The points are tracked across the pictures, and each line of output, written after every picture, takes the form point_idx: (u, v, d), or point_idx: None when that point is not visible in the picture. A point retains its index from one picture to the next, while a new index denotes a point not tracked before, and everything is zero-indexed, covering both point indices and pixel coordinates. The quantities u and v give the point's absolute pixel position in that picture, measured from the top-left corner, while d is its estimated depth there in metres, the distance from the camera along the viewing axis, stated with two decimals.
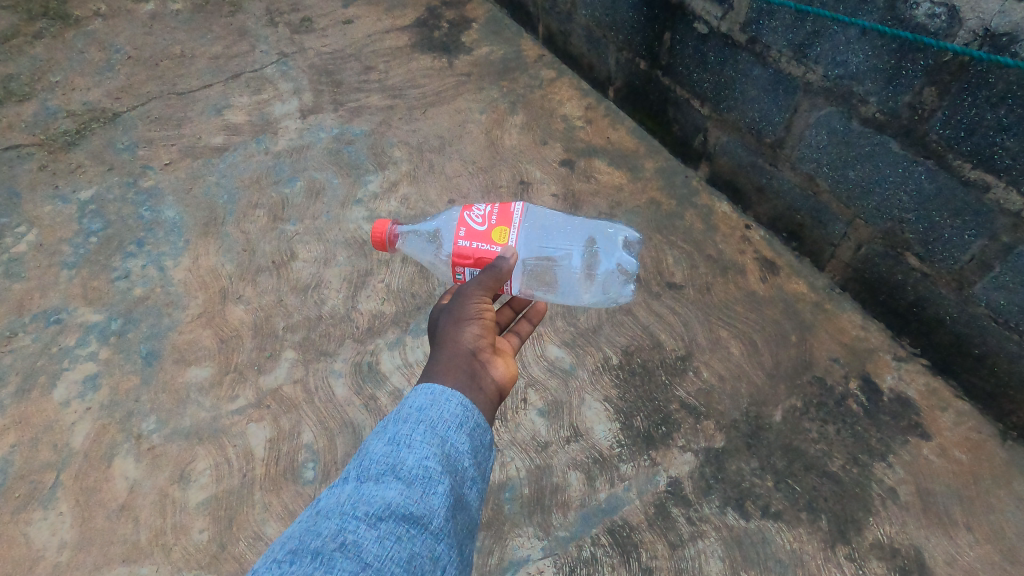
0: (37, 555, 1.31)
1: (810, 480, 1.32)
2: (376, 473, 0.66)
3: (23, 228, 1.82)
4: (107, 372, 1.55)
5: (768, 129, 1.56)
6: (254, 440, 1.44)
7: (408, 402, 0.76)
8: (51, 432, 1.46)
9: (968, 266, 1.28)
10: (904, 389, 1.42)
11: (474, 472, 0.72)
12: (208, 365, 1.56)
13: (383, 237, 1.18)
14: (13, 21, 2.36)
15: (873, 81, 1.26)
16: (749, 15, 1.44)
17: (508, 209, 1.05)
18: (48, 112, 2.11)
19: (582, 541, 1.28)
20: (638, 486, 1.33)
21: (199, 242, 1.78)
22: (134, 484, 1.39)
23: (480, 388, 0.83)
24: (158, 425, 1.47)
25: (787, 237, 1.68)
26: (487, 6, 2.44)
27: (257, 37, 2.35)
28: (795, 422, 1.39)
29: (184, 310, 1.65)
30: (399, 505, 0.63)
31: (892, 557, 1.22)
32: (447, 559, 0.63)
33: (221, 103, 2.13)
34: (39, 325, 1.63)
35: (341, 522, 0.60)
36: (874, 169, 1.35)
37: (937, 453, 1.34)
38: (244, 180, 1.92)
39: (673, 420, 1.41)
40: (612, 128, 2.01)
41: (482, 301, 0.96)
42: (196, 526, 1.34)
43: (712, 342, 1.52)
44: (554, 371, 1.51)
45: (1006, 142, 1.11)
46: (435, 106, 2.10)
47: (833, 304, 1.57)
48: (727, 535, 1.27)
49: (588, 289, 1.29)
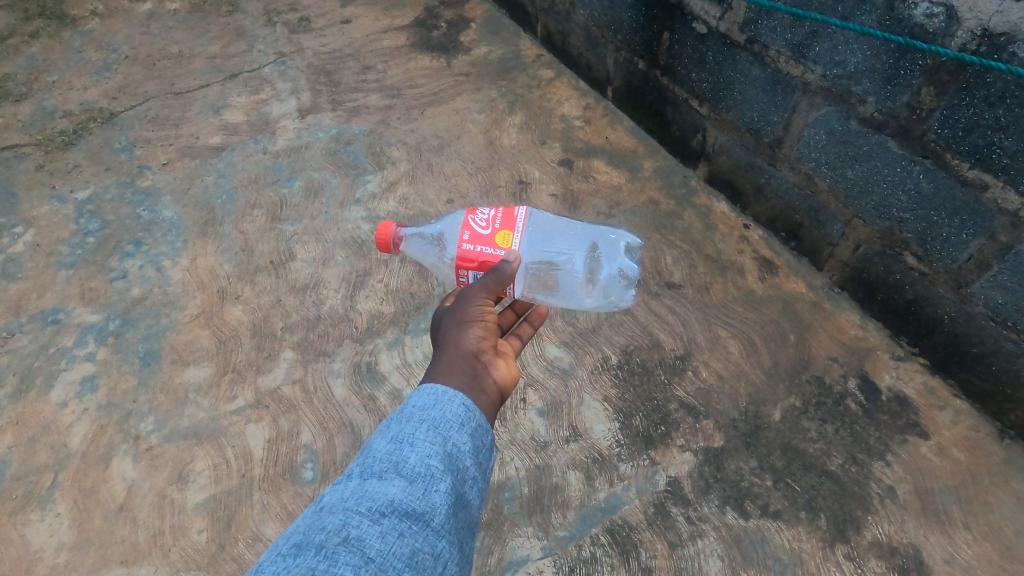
0: (34, 556, 1.31)
1: (809, 480, 1.32)
2: (379, 470, 0.66)
3: (20, 228, 1.81)
4: (105, 373, 1.55)
5: (766, 129, 1.56)
6: (253, 440, 1.44)
7: (411, 401, 0.76)
8: (49, 433, 1.46)
9: (965, 265, 1.28)
10: (902, 388, 1.43)
11: (475, 471, 0.72)
12: (206, 365, 1.55)
13: (386, 239, 1.18)
14: (9, 21, 2.36)
15: (871, 81, 1.26)
16: (748, 15, 1.44)
17: (511, 213, 1.05)
18: (45, 112, 2.10)
19: (581, 540, 1.28)
20: (638, 486, 1.34)
21: (198, 242, 1.78)
22: (132, 484, 1.39)
23: (482, 389, 0.82)
24: (156, 425, 1.47)
25: (785, 237, 1.68)
26: (485, 6, 2.44)
27: (255, 37, 2.34)
28: (794, 421, 1.39)
29: (182, 310, 1.65)
30: (402, 501, 0.63)
31: (891, 556, 1.23)
32: (448, 557, 0.63)
33: (219, 102, 2.13)
34: (37, 326, 1.62)
35: (345, 517, 0.60)
36: (873, 169, 1.36)
37: (935, 453, 1.34)
38: (242, 180, 1.91)
39: (672, 419, 1.41)
40: (611, 128, 2.01)
41: (484, 303, 0.96)
42: (195, 527, 1.33)
43: (711, 342, 1.52)
44: (553, 371, 1.51)
45: (1004, 142, 1.11)
46: (434, 106, 2.10)
47: (832, 303, 1.57)
48: (726, 534, 1.27)
49: (589, 293, 1.30)
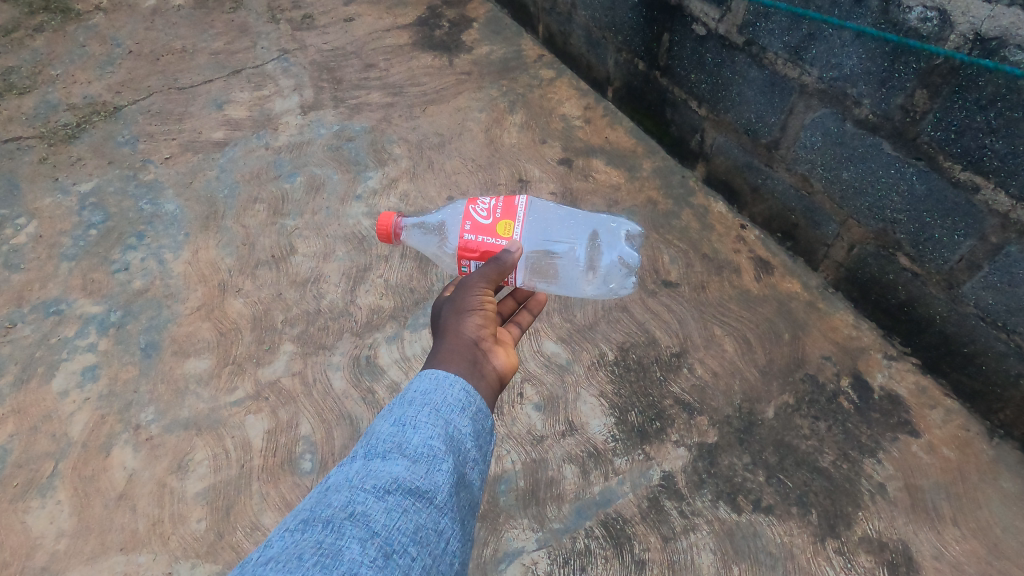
0: (35, 542, 1.32)
1: (801, 475, 1.34)
2: (382, 450, 0.68)
3: (23, 219, 1.82)
4: (107, 363, 1.56)
5: (764, 130, 1.58)
6: (253, 431, 1.46)
7: (413, 386, 0.77)
8: (50, 422, 1.47)
9: (957, 266, 1.30)
10: (894, 387, 1.45)
11: (476, 453, 0.74)
12: (207, 357, 1.57)
13: (388, 229, 1.19)
14: (13, 15, 2.38)
15: (866, 84, 1.28)
16: (746, 18, 1.46)
17: (512, 203, 1.07)
18: (48, 105, 2.11)
19: (576, 532, 1.30)
20: (632, 480, 1.35)
21: (199, 235, 1.79)
22: (133, 473, 1.40)
23: (482, 374, 0.84)
24: (157, 415, 1.48)
25: (781, 237, 1.70)
26: (487, 6, 2.46)
27: (258, 34, 2.36)
28: (787, 417, 1.41)
29: (183, 303, 1.66)
30: (406, 479, 0.65)
31: (881, 551, 1.24)
32: (450, 533, 0.65)
33: (222, 98, 2.15)
34: (39, 316, 1.64)
35: (350, 494, 0.62)
36: (868, 171, 1.38)
37: (926, 451, 1.36)
38: (244, 175, 1.93)
39: (667, 416, 1.43)
40: (611, 128, 2.03)
41: (484, 292, 0.97)
42: (194, 516, 1.35)
43: (707, 340, 1.54)
44: (551, 366, 1.53)
45: (995, 144, 1.13)
46: (435, 104, 2.12)
47: (826, 303, 1.59)
48: (719, 529, 1.28)
49: (589, 282, 1.32)
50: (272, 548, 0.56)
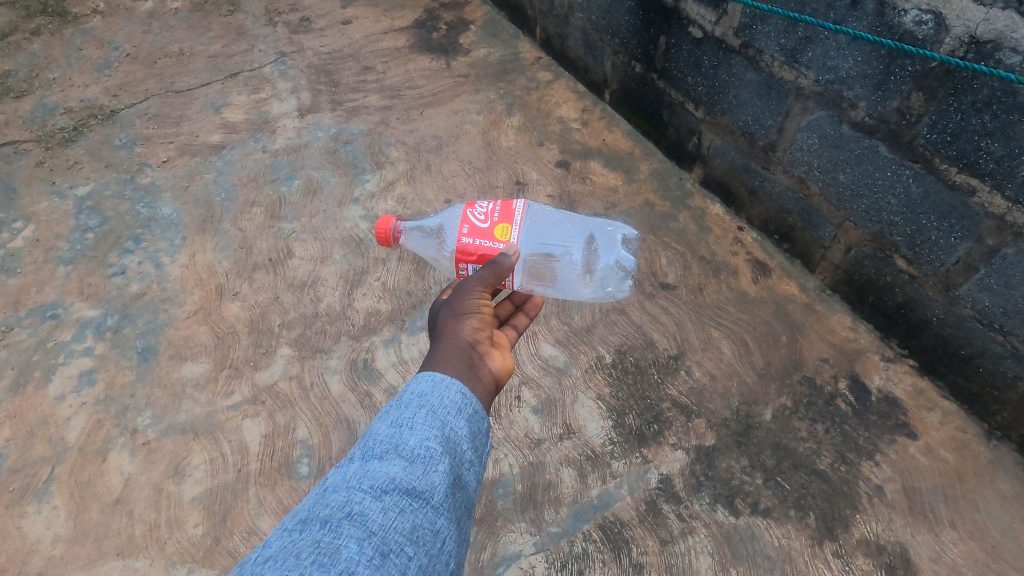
0: (31, 547, 1.31)
1: (798, 478, 1.33)
2: (380, 451, 0.68)
3: (20, 223, 1.82)
4: (103, 367, 1.56)
5: (760, 132, 1.59)
6: (250, 436, 1.45)
7: (410, 387, 0.77)
8: (46, 426, 1.47)
9: (954, 268, 1.30)
10: (892, 389, 1.45)
11: (472, 454, 0.73)
12: (204, 361, 1.57)
13: (385, 233, 1.19)
14: (11, 18, 2.38)
15: (862, 86, 1.29)
16: (743, 21, 1.46)
17: (509, 207, 1.07)
18: (46, 108, 2.11)
19: (573, 536, 1.29)
20: (629, 484, 1.35)
21: (196, 239, 1.79)
22: (128, 478, 1.40)
23: (478, 377, 0.84)
24: (154, 420, 1.48)
25: (779, 239, 1.70)
26: (485, 8, 2.47)
27: (255, 37, 2.36)
28: (784, 420, 1.41)
29: (180, 307, 1.66)
30: (403, 480, 0.64)
31: (879, 554, 1.24)
32: (446, 533, 0.65)
33: (219, 101, 2.14)
34: (35, 321, 1.63)
35: (347, 494, 0.62)
36: (865, 173, 1.38)
37: (923, 452, 1.36)
38: (241, 179, 1.93)
39: (664, 418, 1.43)
40: (608, 130, 2.03)
41: (480, 295, 0.96)
42: (190, 521, 1.34)
43: (704, 342, 1.54)
44: (548, 369, 1.53)
45: (991, 146, 1.14)
46: (433, 107, 2.12)
47: (823, 305, 1.60)
48: (717, 531, 1.28)
49: (587, 284, 1.32)
50: (270, 548, 0.56)
